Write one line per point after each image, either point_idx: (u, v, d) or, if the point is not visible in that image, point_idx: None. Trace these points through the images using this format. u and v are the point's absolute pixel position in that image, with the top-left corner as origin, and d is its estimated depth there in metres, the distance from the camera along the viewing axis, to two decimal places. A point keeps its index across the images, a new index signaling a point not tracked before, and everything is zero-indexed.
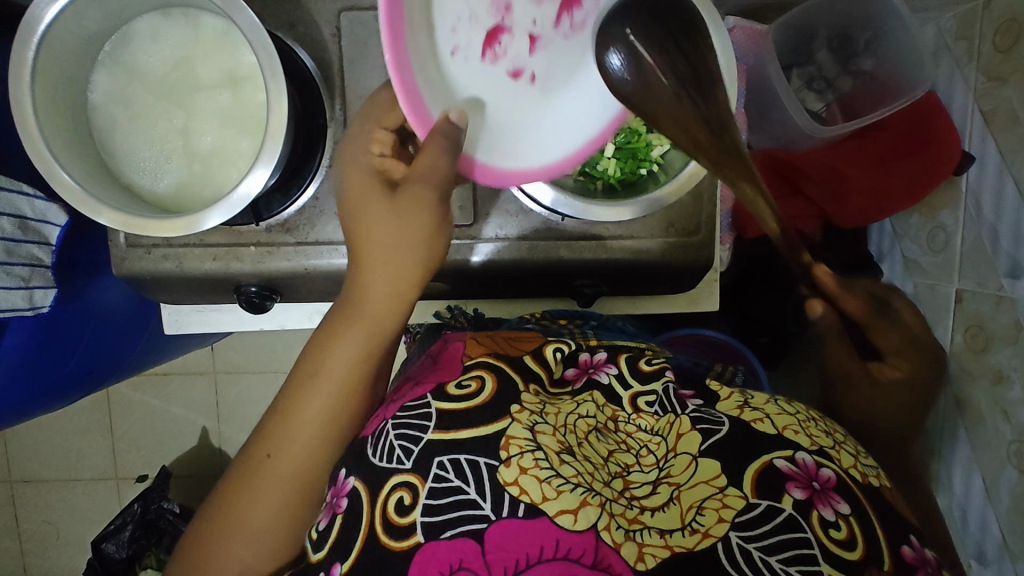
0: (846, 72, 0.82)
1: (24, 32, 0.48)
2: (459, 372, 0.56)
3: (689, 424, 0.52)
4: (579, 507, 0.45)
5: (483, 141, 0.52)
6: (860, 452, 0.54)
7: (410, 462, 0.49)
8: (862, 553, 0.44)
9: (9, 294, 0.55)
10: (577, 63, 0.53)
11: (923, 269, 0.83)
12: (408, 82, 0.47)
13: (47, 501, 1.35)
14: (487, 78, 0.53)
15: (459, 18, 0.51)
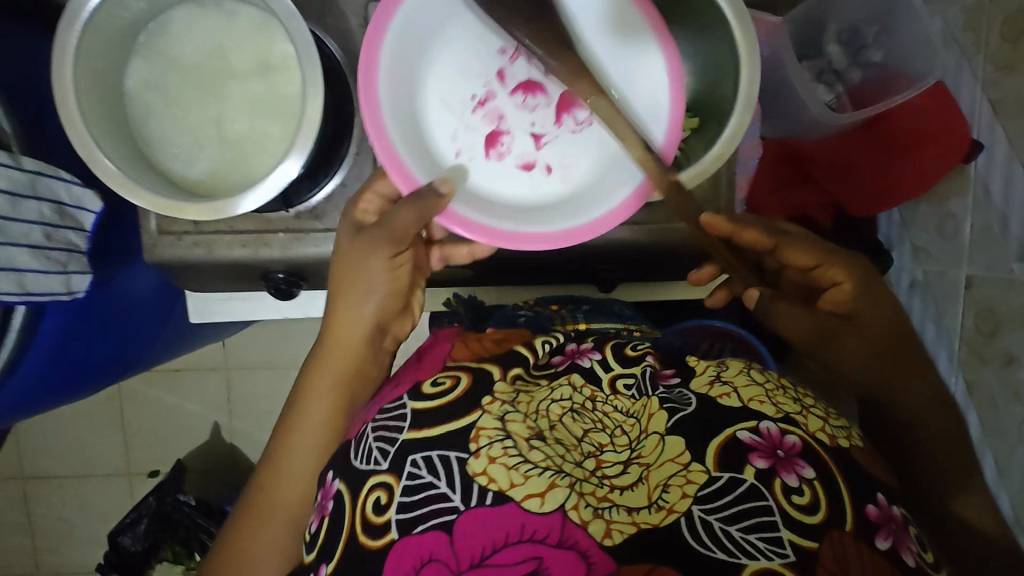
0: (855, 64, 0.82)
1: (69, 17, 0.49)
2: (437, 368, 0.59)
3: (657, 405, 0.53)
4: (547, 489, 0.47)
5: (484, 211, 0.56)
6: (830, 414, 0.56)
7: (387, 464, 0.52)
8: (823, 516, 0.46)
9: (48, 278, 0.57)
10: (580, 153, 0.60)
11: (932, 257, 0.84)
12: (393, 155, 0.54)
13: (59, 497, 1.35)
14: (499, 170, 0.60)
15: (459, 130, 0.60)
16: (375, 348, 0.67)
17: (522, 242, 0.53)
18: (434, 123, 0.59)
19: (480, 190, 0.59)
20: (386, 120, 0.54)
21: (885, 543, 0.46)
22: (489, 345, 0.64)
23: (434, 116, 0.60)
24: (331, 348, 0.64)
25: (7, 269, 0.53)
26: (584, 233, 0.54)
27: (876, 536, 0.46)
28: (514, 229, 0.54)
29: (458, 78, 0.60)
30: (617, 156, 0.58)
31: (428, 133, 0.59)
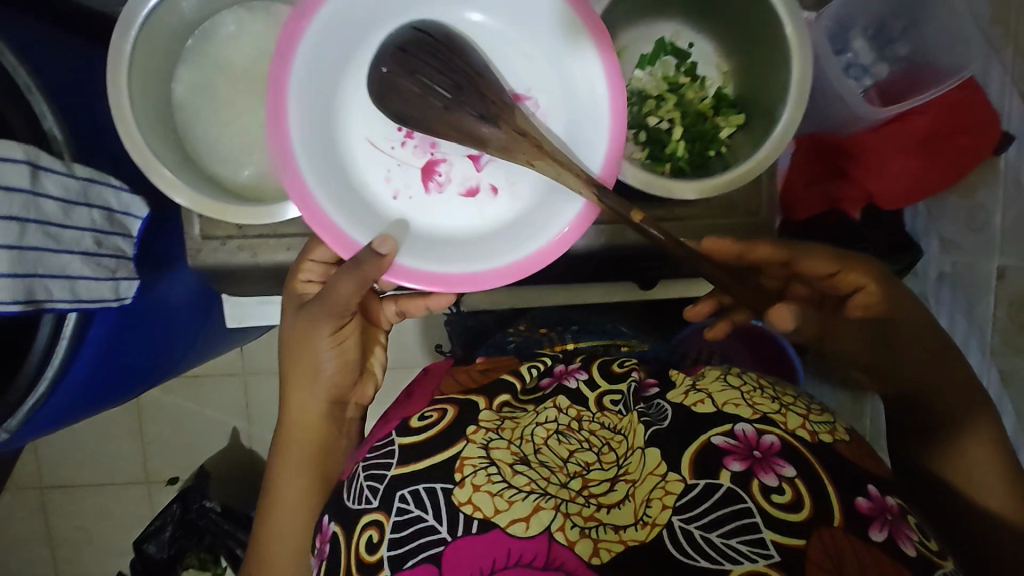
0: (881, 59, 0.83)
1: (125, 20, 0.52)
2: (424, 405, 0.65)
3: (636, 419, 0.59)
4: (532, 513, 0.52)
5: (429, 255, 0.59)
6: (813, 411, 0.61)
7: (377, 501, 0.57)
8: (809, 511, 0.51)
9: (99, 284, 0.57)
10: (516, 175, 0.64)
11: (961, 249, 0.84)
12: (325, 225, 0.55)
13: (77, 505, 1.28)
14: (445, 199, 0.64)
15: (392, 171, 0.64)
16: (337, 422, 0.71)
17: (472, 284, 0.56)
18: (365, 170, 0.63)
19: (426, 229, 0.63)
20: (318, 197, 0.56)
21: (880, 535, 0.51)
22: (477, 376, 0.69)
23: (362, 162, 0.64)
24: (290, 438, 0.68)
25: (60, 276, 0.53)
26: (533, 265, 0.57)
27: (870, 529, 0.51)
28: (465, 273, 0.56)
29: (375, 121, 0.64)
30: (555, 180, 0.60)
31: (363, 185, 0.63)
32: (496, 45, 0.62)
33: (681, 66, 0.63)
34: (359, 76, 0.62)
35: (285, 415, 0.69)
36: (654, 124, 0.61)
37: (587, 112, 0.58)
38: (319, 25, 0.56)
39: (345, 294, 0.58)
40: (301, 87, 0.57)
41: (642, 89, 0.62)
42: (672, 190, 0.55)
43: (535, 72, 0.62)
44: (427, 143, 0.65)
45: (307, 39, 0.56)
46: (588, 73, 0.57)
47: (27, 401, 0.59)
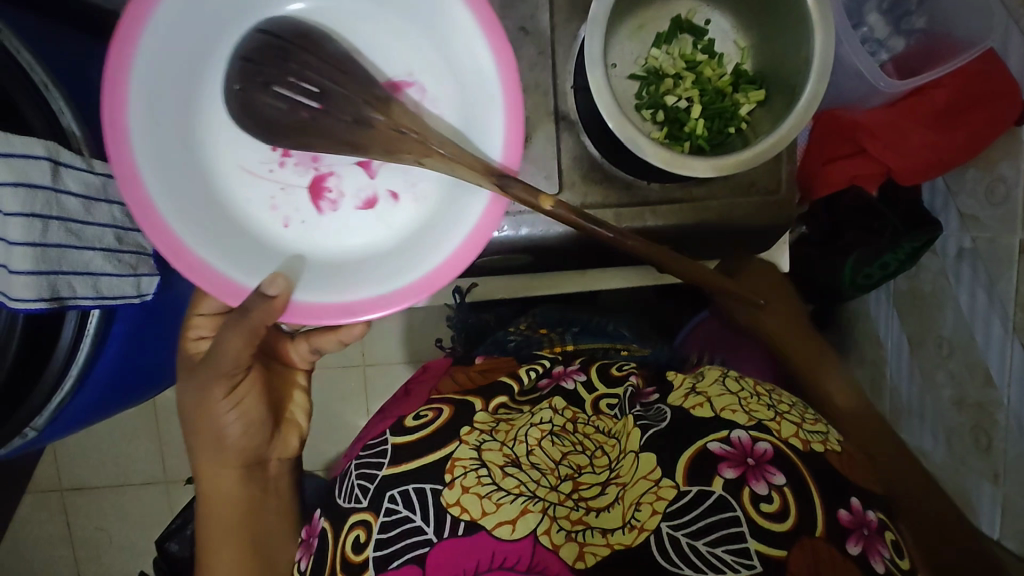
0: (898, 32, 0.82)
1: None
2: (422, 403, 0.67)
3: (632, 423, 0.59)
4: (519, 516, 0.54)
5: (325, 285, 0.57)
6: (807, 419, 0.59)
7: (366, 502, 0.59)
8: (794, 520, 0.51)
9: (121, 280, 0.59)
10: (410, 183, 0.62)
11: (982, 223, 0.80)
12: (206, 277, 0.55)
13: (99, 505, 1.28)
14: (343, 216, 0.62)
15: (276, 198, 0.61)
16: (260, 481, 0.71)
17: (377, 308, 0.55)
18: (247, 201, 0.61)
19: (329, 252, 0.61)
20: (194, 252, 0.55)
21: (855, 548, 0.51)
22: (475, 377, 0.71)
23: (242, 191, 0.61)
24: (210, 506, 0.69)
25: (83, 272, 0.55)
26: (444, 274, 0.56)
27: (847, 541, 0.51)
28: (370, 298, 0.55)
29: (244, 145, 0.61)
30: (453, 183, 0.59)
31: (248, 218, 0.60)
32: (356, 31, 0.60)
33: (698, 44, 0.61)
34: (213, 102, 0.60)
35: (200, 490, 0.69)
36: (673, 104, 0.61)
37: (475, 105, 0.58)
38: (143, 64, 0.54)
39: (235, 350, 0.60)
40: (147, 135, 0.55)
41: (658, 67, 0.61)
42: (687, 166, 0.53)
43: (413, 54, 0.60)
44: (308, 158, 0.62)
45: (136, 83, 0.54)
46: (466, 38, 0.56)
47: (52, 401, 0.61)
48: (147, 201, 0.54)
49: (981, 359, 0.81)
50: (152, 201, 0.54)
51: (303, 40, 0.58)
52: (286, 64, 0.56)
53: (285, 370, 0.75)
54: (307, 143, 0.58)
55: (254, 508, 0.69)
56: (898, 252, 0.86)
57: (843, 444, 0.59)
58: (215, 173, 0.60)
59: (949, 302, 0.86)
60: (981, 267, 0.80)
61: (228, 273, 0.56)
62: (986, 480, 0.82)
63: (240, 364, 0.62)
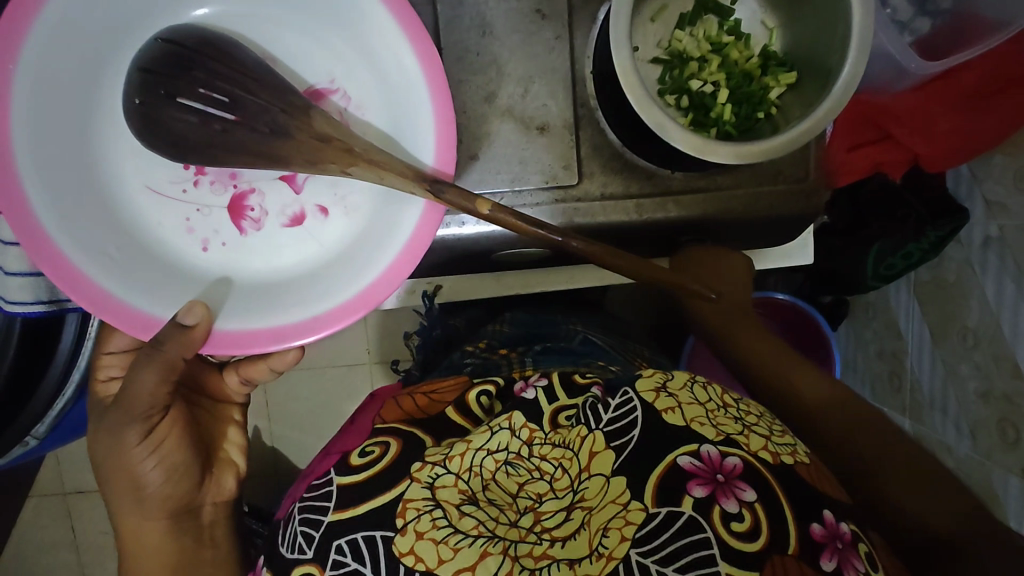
0: (923, 12, 0.76)
1: None
2: (364, 439, 0.61)
3: (603, 442, 0.52)
4: (478, 561, 0.48)
5: (250, 311, 0.55)
6: (774, 431, 0.55)
7: (311, 553, 0.52)
8: (765, 540, 0.46)
9: None
10: (337, 198, 0.60)
11: (1009, 211, 0.76)
12: (113, 309, 0.52)
13: (100, 510, 1.23)
14: (270, 234, 0.60)
15: (192, 219, 0.59)
16: (193, 531, 0.69)
17: (308, 332, 0.53)
18: (159, 225, 0.59)
19: (257, 274, 0.59)
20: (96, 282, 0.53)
21: (830, 564, 0.46)
22: (422, 402, 0.65)
23: (154, 215, 0.59)
24: (135, 562, 0.66)
25: None
26: (380, 291, 0.54)
27: (821, 558, 0.46)
28: (302, 322, 0.54)
29: (152, 166, 0.59)
30: (383, 197, 0.58)
31: (162, 243, 0.58)
32: (286, 45, 0.58)
33: (724, 25, 0.59)
34: (115, 120, 0.57)
35: (124, 546, 0.67)
36: (698, 88, 0.58)
37: (401, 112, 0.56)
38: (27, 81, 0.51)
39: (149, 389, 0.59)
40: (36, 159, 0.52)
41: (682, 51, 0.58)
42: (706, 150, 0.50)
43: (334, 60, 0.58)
44: (225, 176, 0.60)
45: (20, 102, 0.51)
46: (388, 42, 0.54)
47: (53, 407, 0.65)
48: (38, 229, 0.51)
49: (1007, 351, 0.77)
50: (45, 229, 0.51)
51: (207, 48, 0.54)
52: (191, 74, 0.54)
53: (215, 405, 0.76)
54: (220, 157, 0.54)
55: (182, 563, 0.66)
56: (922, 241, 0.84)
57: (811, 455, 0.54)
58: (120, 196, 0.58)
59: (974, 293, 0.82)
60: (1009, 256, 0.76)
61: (136, 305, 0.53)
62: (1014, 474, 0.79)
63: (155, 403, 0.60)
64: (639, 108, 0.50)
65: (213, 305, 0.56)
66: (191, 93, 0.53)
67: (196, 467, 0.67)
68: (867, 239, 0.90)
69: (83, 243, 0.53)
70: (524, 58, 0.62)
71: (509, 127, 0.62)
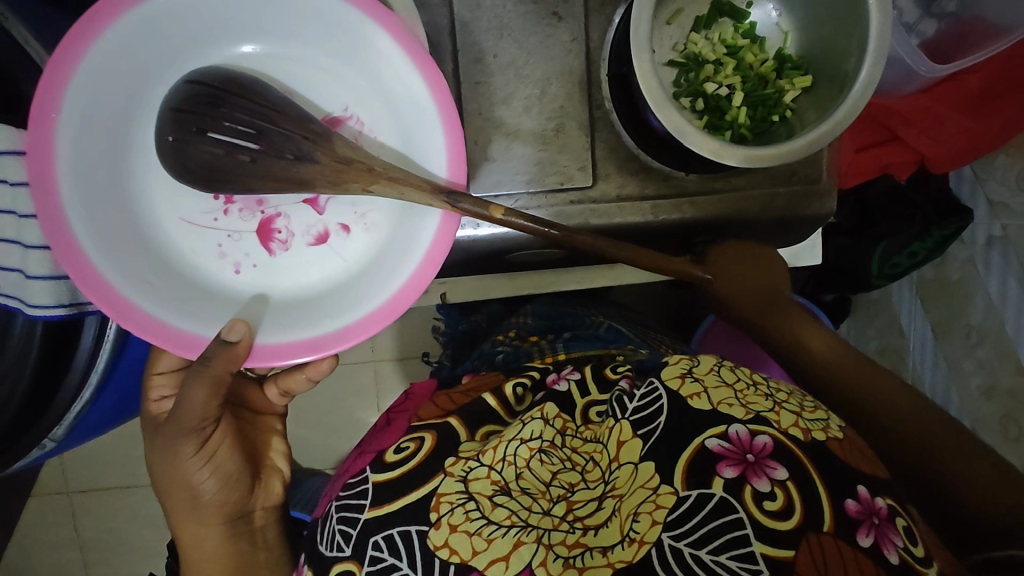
0: (928, 15, 0.77)
1: None
2: (398, 436, 0.61)
3: (630, 432, 0.53)
4: (512, 551, 0.50)
5: (290, 324, 0.57)
6: (806, 407, 0.55)
7: (349, 550, 0.55)
8: (798, 518, 0.47)
9: None
10: (360, 216, 0.61)
11: (1013, 211, 0.79)
12: (160, 333, 0.53)
13: (108, 509, 1.22)
14: (298, 254, 0.61)
15: (224, 245, 0.60)
16: (247, 535, 0.69)
17: (346, 340, 0.54)
18: (194, 253, 0.60)
19: (289, 293, 0.60)
20: (141, 308, 0.54)
21: (867, 540, 0.46)
22: (457, 397, 0.66)
23: (188, 244, 0.60)
24: (198, 561, 0.67)
25: None
26: (410, 294, 0.55)
27: (857, 534, 0.46)
28: (336, 331, 0.55)
29: (183, 196, 0.59)
30: (405, 207, 0.59)
31: (198, 270, 0.60)
32: (298, 73, 0.59)
33: (739, 28, 0.59)
34: (147, 154, 0.58)
35: (185, 552, 0.68)
36: (713, 91, 0.58)
37: (416, 135, 0.57)
38: (69, 120, 0.52)
39: (202, 403, 0.59)
40: (78, 193, 0.53)
41: (698, 53, 0.58)
42: (719, 154, 0.51)
43: (345, 88, 0.59)
44: (252, 202, 0.61)
45: (63, 141, 0.52)
46: (399, 72, 0.55)
47: (71, 409, 0.63)
48: (85, 262, 0.52)
49: (1013, 349, 0.80)
50: (89, 259, 0.52)
51: (234, 86, 0.54)
52: (218, 110, 0.53)
53: (256, 417, 0.77)
54: (248, 185, 0.54)
55: (242, 564, 0.67)
56: (926, 241, 0.86)
57: (847, 431, 0.54)
58: (157, 224, 0.59)
59: (979, 291, 0.84)
60: (1013, 254, 0.79)
61: (184, 325, 0.54)
62: None
63: (206, 418, 0.61)
64: (656, 107, 0.50)
65: (253, 323, 0.57)
66: (213, 126, 0.53)
67: (247, 473, 0.69)
68: (873, 238, 0.90)
69: (126, 273, 0.54)
70: (540, 60, 0.62)
71: (527, 127, 0.63)
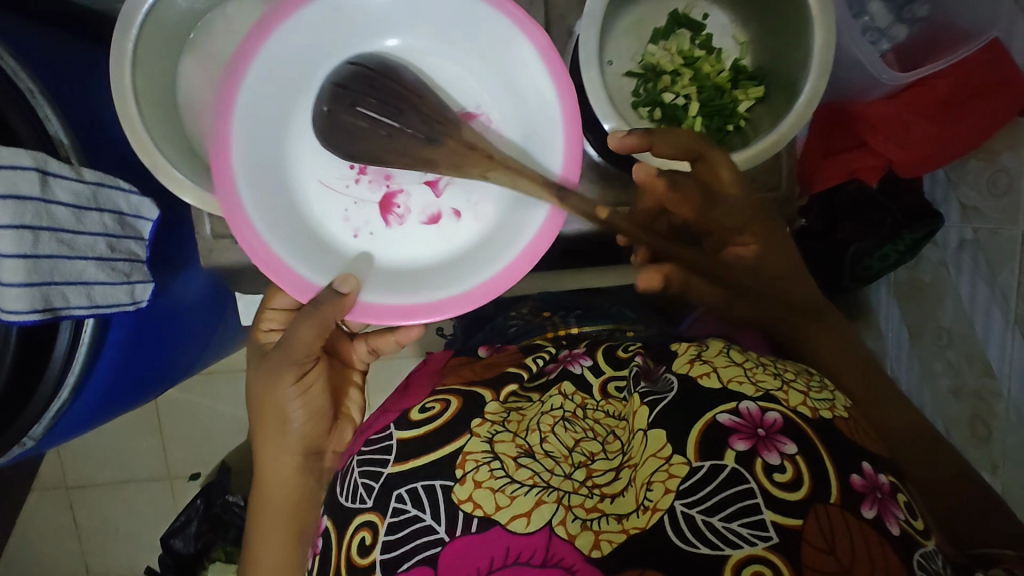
0: (900, 21, 0.81)
1: (126, 19, 0.59)
2: (424, 396, 0.68)
3: (640, 402, 0.60)
4: (534, 507, 0.54)
5: (399, 289, 0.59)
6: (812, 387, 0.60)
7: (372, 502, 0.60)
8: (807, 489, 0.51)
9: (115, 289, 0.60)
10: (480, 191, 0.63)
11: (983, 215, 0.78)
12: (286, 271, 0.57)
13: (106, 503, 1.25)
14: (414, 231, 0.63)
15: (349, 209, 0.63)
16: (318, 472, 0.72)
17: (445, 311, 0.56)
18: (323, 212, 0.63)
19: (400, 262, 0.63)
20: (274, 248, 0.57)
21: (871, 512, 0.50)
22: (481, 370, 0.72)
23: (318, 204, 0.63)
24: (266, 490, 0.70)
25: (76, 283, 0.56)
26: (520, 271, 0.57)
27: (862, 506, 0.51)
28: (437, 299, 0.57)
29: (326, 162, 0.63)
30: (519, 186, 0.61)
31: (321, 228, 0.62)
32: (445, 72, 0.62)
33: (696, 39, 0.61)
34: (303, 120, 0.62)
35: (258, 472, 0.71)
36: (670, 101, 0.60)
37: (541, 126, 0.60)
38: (251, 83, 0.57)
39: (306, 341, 0.64)
40: (242, 139, 0.57)
41: (655, 64, 0.60)
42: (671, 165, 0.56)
43: (480, 86, 0.63)
44: (381, 176, 0.63)
45: (244, 92, 0.56)
46: (534, 78, 0.59)
47: (48, 410, 0.63)
48: (238, 206, 0.56)
49: (980, 350, 0.79)
50: (242, 197, 0.56)
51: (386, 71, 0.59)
52: (371, 89, 0.57)
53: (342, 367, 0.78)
54: (382, 159, 0.58)
55: (306, 497, 0.70)
56: (897, 243, 0.83)
57: (852, 412, 0.59)
58: (299, 181, 0.62)
59: (949, 292, 0.84)
60: (982, 258, 0.78)
61: (307, 271, 0.58)
62: (985, 471, 0.79)
63: (313, 351, 0.66)
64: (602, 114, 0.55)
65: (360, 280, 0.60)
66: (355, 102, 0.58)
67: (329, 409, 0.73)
68: None
69: (267, 216, 0.58)
70: None
71: None
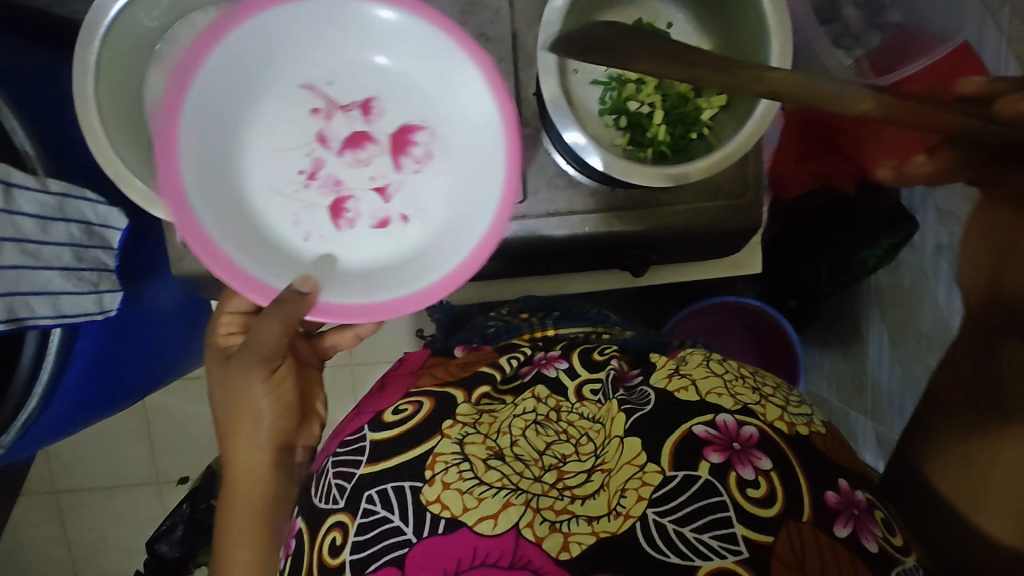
0: (873, 27, 0.80)
1: (88, 31, 0.60)
2: (398, 397, 0.67)
3: (617, 407, 0.60)
4: (500, 510, 0.54)
5: (349, 292, 0.58)
6: (791, 402, 0.62)
7: (343, 501, 0.59)
8: (780, 506, 0.52)
9: (81, 298, 0.61)
10: (431, 194, 0.62)
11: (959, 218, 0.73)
12: (237, 274, 0.55)
13: (95, 508, 1.25)
14: (363, 234, 0.62)
15: (298, 213, 0.61)
16: (288, 468, 0.71)
17: (399, 308, 0.56)
18: (270, 216, 0.60)
19: (351, 265, 0.61)
20: (223, 250, 0.55)
21: (844, 530, 0.51)
22: (455, 370, 0.71)
23: (267, 207, 0.61)
24: (234, 491, 0.68)
25: (41, 292, 0.57)
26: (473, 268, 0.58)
27: (835, 524, 0.52)
28: (389, 300, 0.57)
29: (277, 164, 0.61)
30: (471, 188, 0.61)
31: (269, 230, 0.60)
32: (402, 82, 0.61)
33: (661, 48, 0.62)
34: (254, 122, 0.60)
35: (228, 471, 0.68)
36: (635, 108, 0.63)
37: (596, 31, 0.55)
38: (201, 83, 0.55)
39: (271, 340, 0.61)
40: (191, 138, 0.55)
41: (620, 74, 0.63)
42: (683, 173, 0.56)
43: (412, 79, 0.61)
44: (332, 180, 0.62)
45: (192, 90, 0.55)
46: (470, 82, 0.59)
47: (18, 419, 0.63)
48: (185, 207, 0.54)
49: None
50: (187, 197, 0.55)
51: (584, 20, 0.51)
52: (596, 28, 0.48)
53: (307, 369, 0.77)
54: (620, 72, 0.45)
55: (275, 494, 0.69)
56: (876, 249, 0.84)
57: (827, 426, 0.61)
58: (249, 181, 0.60)
59: None
60: None
61: (259, 273, 0.56)
62: None
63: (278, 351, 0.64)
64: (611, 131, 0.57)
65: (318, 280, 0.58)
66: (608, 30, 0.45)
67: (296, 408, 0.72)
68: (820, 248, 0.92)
69: (215, 218, 0.56)
70: None
71: None
